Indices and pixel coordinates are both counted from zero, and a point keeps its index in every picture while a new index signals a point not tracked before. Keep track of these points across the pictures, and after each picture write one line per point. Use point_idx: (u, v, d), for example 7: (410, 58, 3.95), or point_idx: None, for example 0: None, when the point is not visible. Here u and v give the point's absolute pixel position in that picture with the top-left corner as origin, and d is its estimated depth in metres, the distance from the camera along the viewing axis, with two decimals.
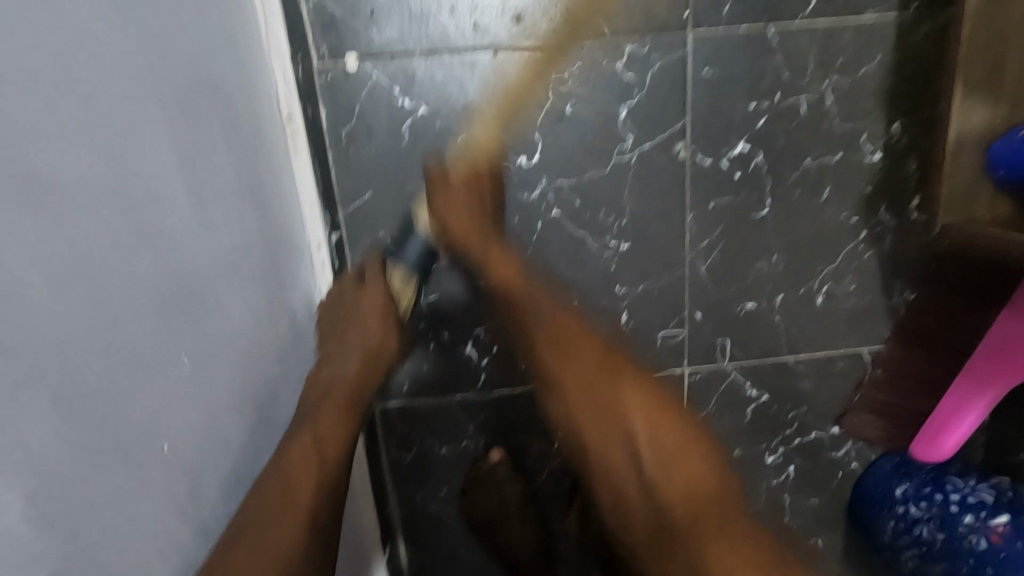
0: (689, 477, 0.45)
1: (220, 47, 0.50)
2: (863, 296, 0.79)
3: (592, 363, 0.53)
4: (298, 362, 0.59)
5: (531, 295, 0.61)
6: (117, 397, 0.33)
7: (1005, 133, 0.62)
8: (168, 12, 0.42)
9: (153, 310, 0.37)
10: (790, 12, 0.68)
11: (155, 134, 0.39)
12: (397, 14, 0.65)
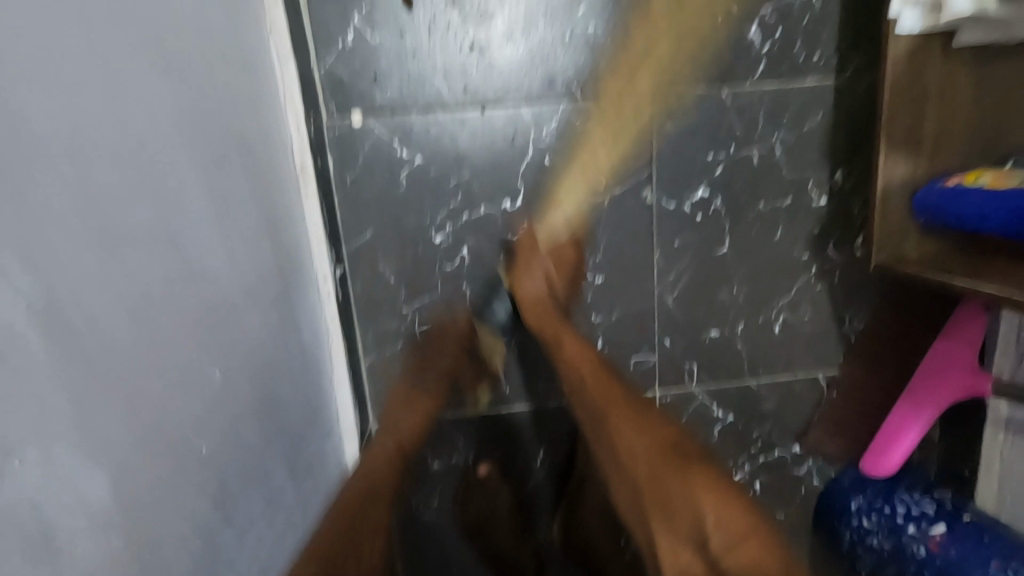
0: (744, 547, 0.56)
1: (245, 108, 0.58)
2: (816, 325, 0.87)
3: (656, 453, 0.64)
4: (303, 386, 0.66)
5: (615, 393, 0.70)
6: (171, 409, 0.40)
7: (925, 183, 0.71)
8: (206, 81, 0.50)
9: (195, 333, 0.44)
10: (741, 76, 0.77)
11: (197, 184, 0.46)
12: (396, 77, 0.74)
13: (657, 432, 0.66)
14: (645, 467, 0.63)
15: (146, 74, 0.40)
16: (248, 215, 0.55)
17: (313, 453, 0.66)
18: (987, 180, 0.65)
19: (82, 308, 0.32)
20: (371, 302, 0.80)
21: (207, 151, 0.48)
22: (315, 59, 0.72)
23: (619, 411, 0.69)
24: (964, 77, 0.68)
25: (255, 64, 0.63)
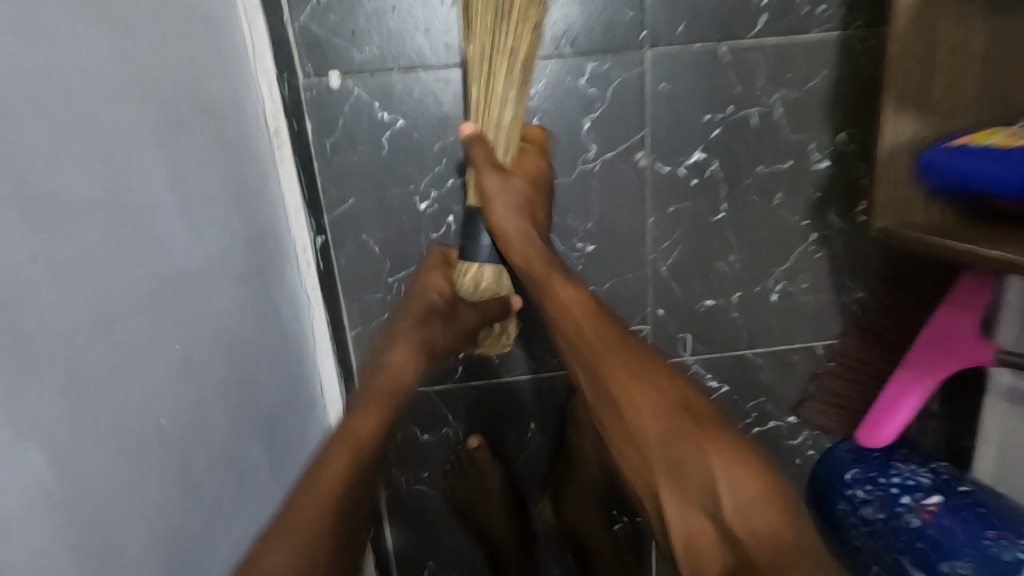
0: (759, 521, 0.47)
1: (207, 66, 0.54)
2: (816, 294, 0.84)
3: (660, 400, 0.52)
4: (281, 361, 0.63)
5: (606, 330, 0.56)
6: (117, 386, 0.38)
7: (933, 143, 0.67)
8: (156, 38, 0.46)
9: (143, 307, 0.41)
10: (741, 30, 0.73)
11: (142, 148, 0.43)
12: (375, 34, 0.70)
13: (667, 392, 0.53)
14: (644, 415, 0.52)
15: (74, 28, 0.37)
16: (207, 181, 0.52)
17: (292, 429, 0.64)
18: (998, 139, 0.62)
19: (0, 280, 0.30)
20: (356, 272, 0.78)
21: (152, 111, 0.45)
22: (289, 15, 0.68)
23: (612, 358, 0.55)
24: (975, 28, 0.64)
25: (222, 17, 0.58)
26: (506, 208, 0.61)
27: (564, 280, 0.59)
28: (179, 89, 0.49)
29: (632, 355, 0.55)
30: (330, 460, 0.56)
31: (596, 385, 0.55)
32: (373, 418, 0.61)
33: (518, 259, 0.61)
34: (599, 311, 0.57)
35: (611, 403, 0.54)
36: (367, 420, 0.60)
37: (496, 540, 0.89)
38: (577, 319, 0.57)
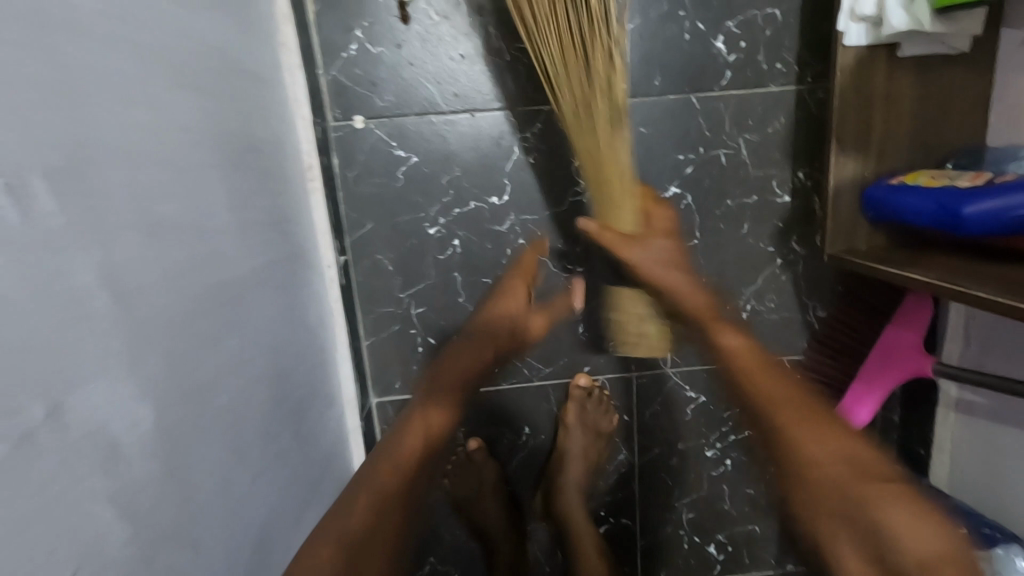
0: (932, 550, 0.46)
1: (250, 111, 0.64)
2: (781, 313, 0.94)
3: (834, 435, 0.54)
4: (305, 361, 0.73)
5: (776, 374, 0.59)
6: (200, 366, 0.48)
7: (873, 181, 0.78)
8: (222, 94, 0.58)
9: (210, 308, 0.51)
10: (709, 83, 0.85)
11: (211, 181, 0.54)
12: (394, 84, 0.82)
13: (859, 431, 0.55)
14: (832, 445, 0.53)
15: (170, 91, 0.49)
16: (251, 206, 0.62)
17: (312, 423, 0.73)
18: (923, 179, 0.71)
19: (132, 279, 0.41)
20: (372, 288, 0.89)
21: (212, 149, 0.55)
22: (321, 69, 0.80)
23: (811, 399, 0.57)
24: (905, 83, 0.75)
25: (269, 72, 0.70)
26: (668, 245, 0.72)
27: (714, 326, 0.65)
28: (231, 131, 0.59)
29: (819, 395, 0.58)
30: (393, 450, 0.57)
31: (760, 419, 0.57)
32: (438, 425, 0.62)
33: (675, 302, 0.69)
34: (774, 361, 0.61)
35: (826, 422, 0.55)
36: (430, 420, 0.61)
37: (492, 535, 0.98)
38: (787, 374, 0.60)
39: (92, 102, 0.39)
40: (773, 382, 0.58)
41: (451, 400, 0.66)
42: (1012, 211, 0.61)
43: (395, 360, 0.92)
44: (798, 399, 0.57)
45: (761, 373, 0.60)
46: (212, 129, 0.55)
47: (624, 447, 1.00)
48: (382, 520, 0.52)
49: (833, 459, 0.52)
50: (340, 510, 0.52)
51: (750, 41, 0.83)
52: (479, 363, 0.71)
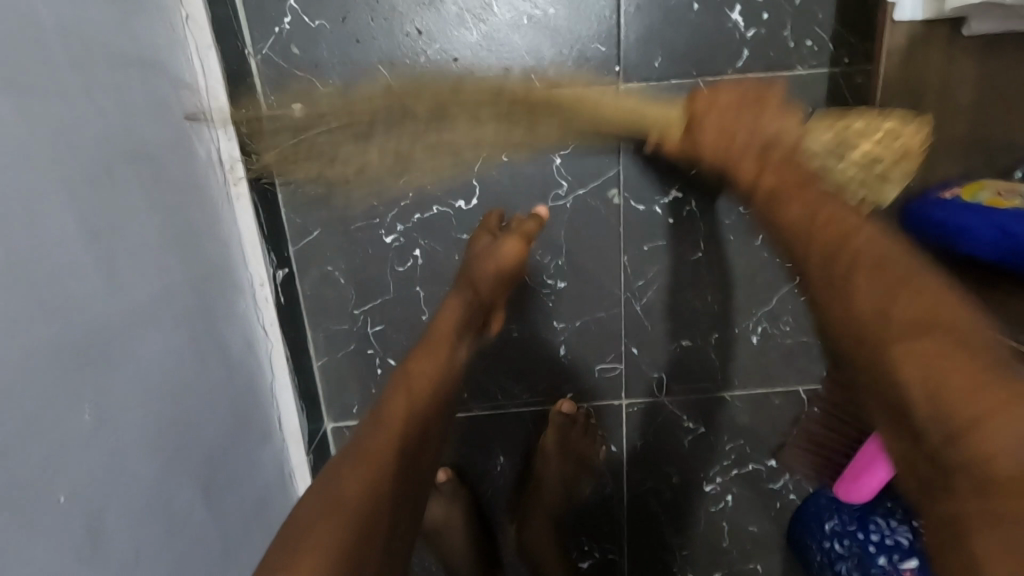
0: (1009, 469, 0.33)
1: (145, 103, 0.52)
2: (797, 336, 0.81)
3: (910, 342, 0.38)
4: (230, 390, 0.64)
5: (851, 271, 0.42)
6: (14, 463, 0.37)
7: (920, 194, 0.61)
8: (83, 95, 0.45)
9: (52, 374, 0.40)
10: (721, 65, 0.69)
11: (57, 209, 0.42)
12: (338, 66, 0.68)
13: (942, 324, 0.38)
14: (894, 357, 0.38)
15: None
16: (141, 226, 0.51)
17: (240, 459, 0.64)
18: (988, 197, 0.57)
19: None
20: (321, 303, 0.77)
21: (67, 164, 0.43)
22: (251, 47, 0.67)
23: (879, 301, 0.40)
24: (967, 72, 0.60)
25: (168, 59, 0.57)
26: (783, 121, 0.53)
27: (806, 195, 0.47)
28: (104, 135, 0.47)
29: (906, 284, 0.40)
30: (388, 405, 0.54)
31: (840, 341, 0.41)
32: (426, 371, 0.60)
33: (754, 175, 0.52)
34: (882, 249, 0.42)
35: (838, 262, 0.43)
36: (421, 368, 0.60)
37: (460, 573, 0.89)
38: (872, 266, 0.41)
39: None
40: (847, 270, 0.42)
41: (446, 343, 0.63)
42: None
43: (350, 384, 0.81)
44: (861, 303, 0.40)
45: (833, 280, 0.42)
46: (68, 139, 0.43)
47: (612, 478, 0.89)
48: (397, 453, 0.50)
49: (906, 375, 0.37)
50: (365, 441, 0.50)
51: (774, 13, 0.67)
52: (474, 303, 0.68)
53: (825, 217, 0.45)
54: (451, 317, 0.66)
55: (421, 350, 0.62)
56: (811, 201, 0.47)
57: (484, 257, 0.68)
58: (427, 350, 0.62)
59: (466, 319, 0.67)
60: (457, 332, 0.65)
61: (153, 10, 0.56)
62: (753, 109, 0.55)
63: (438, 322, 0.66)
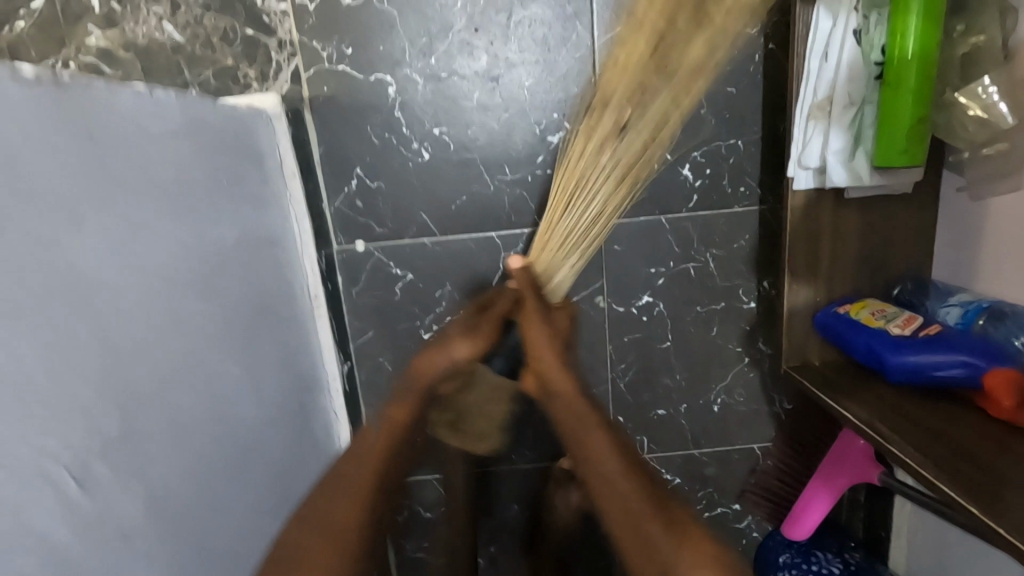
0: None
1: (254, 263, 0.76)
2: (750, 405, 1.02)
3: (667, 526, 0.52)
4: (313, 466, 0.86)
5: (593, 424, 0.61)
6: (202, 529, 0.61)
7: (824, 305, 0.85)
8: (236, 281, 0.71)
9: (201, 458, 0.61)
10: (677, 205, 0.92)
11: (223, 356, 0.66)
12: (390, 212, 0.91)
13: (677, 518, 0.53)
14: (631, 544, 0.53)
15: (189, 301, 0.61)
16: (260, 356, 0.75)
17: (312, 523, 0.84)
18: (865, 315, 0.78)
19: (150, 487, 0.54)
20: (374, 388, 0.97)
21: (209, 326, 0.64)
22: (326, 202, 0.90)
23: (623, 480, 0.56)
24: (854, 221, 0.82)
25: (283, 233, 0.84)
26: (563, 394, 0.65)
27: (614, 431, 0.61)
28: (230, 292, 0.69)
29: (663, 511, 0.54)
30: (366, 444, 0.66)
31: (609, 514, 0.56)
32: (404, 406, 0.69)
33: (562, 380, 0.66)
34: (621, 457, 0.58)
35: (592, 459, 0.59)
36: (399, 415, 0.68)
37: None
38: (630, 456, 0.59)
39: (129, 361, 0.52)
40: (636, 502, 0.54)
41: (429, 371, 0.69)
42: (938, 368, 0.69)
43: None
44: (622, 487, 0.56)
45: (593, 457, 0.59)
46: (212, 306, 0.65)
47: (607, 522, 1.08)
48: (367, 499, 0.61)
49: (644, 528, 0.53)
50: (337, 472, 0.63)
51: (714, 169, 0.91)
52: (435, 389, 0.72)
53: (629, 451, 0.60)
54: (407, 400, 0.70)
55: (396, 395, 0.69)
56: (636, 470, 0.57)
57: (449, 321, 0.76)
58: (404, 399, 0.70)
59: (428, 394, 0.71)
60: (415, 403, 0.70)
61: (275, 202, 0.82)
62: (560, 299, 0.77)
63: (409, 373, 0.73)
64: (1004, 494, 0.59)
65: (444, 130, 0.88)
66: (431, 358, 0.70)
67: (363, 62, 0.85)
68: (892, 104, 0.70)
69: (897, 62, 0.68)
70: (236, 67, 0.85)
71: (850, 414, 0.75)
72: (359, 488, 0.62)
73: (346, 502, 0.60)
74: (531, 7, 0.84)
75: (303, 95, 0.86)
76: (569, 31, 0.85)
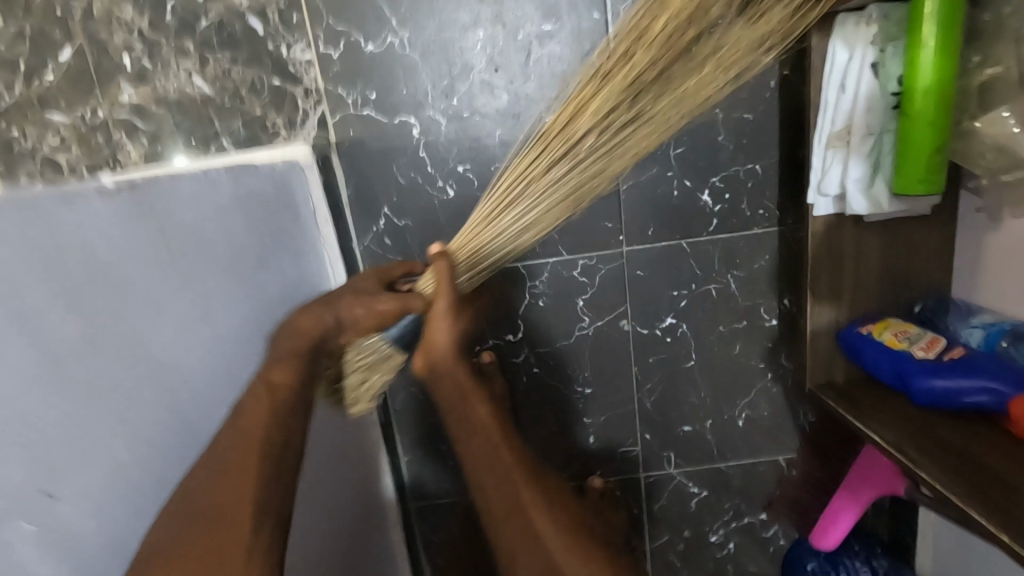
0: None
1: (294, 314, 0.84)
2: (774, 418, 1.05)
3: (539, 527, 0.62)
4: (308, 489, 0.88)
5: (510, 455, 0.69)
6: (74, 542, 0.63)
7: (846, 325, 0.87)
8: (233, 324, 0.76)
9: (170, 485, 0.70)
10: (697, 230, 0.94)
11: (201, 391, 0.72)
12: (418, 249, 0.94)
13: (567, 524, 0.63)
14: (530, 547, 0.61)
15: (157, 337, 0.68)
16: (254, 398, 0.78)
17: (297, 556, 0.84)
18: (888, 336, 0.80)
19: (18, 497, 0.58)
20: None
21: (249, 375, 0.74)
22: (357, 241, 0.93)
23: (531, 515, 0.63)
24: (874, 244, 0.84)
25: (317, 285, 0.88)
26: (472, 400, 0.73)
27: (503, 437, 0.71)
28: (261, 340, 0.79)
29: (534, 508, 0.64)
30: (248, 413, 0.64)
31: (504, 520, 0.65)
32: (286, 380, 0.68)
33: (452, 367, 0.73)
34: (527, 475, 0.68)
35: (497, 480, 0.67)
36: (281, 377, 0.68)
37: None
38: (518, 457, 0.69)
39: (56, 366, 0.60)
40: (527, 512, 0.64)
41: (304, 338, 0.72)
42: (963, 394, 0.71)
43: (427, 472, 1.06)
44: (519, 504, 0.65)
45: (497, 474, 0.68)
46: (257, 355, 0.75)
47: (637, 535, 1.11)
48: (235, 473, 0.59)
49: (522, 532, 0.63)
50: (229, 459, 0.60)
51: (733, 194, 0.93)
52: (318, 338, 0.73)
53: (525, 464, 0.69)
54: (291, 357, 0.70)
55: (275, 360, 0.69)
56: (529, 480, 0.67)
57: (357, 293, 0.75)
58: (288, 344, 0.71)
59: (308, 356, 0.72)
60: (302, 365, 0.70)
61: (310, 253, 0.86)
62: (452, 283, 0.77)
63: (295, 322, 0.73)
64: (1023, 514, 0.62)
65: (469, 168, 0.90)
66: (322, 317, 0.73)
67: (388, 106, 0.88)
68: (910, 136, 0.71)
69: (913, 97, 0.70)
70: (264, 116, 0.88)
71: (876, 436, 0.78)
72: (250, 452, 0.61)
73: (249, 478, 0.58)
74: (547, 46, 0.86)
75: (330, 140, 0.89)
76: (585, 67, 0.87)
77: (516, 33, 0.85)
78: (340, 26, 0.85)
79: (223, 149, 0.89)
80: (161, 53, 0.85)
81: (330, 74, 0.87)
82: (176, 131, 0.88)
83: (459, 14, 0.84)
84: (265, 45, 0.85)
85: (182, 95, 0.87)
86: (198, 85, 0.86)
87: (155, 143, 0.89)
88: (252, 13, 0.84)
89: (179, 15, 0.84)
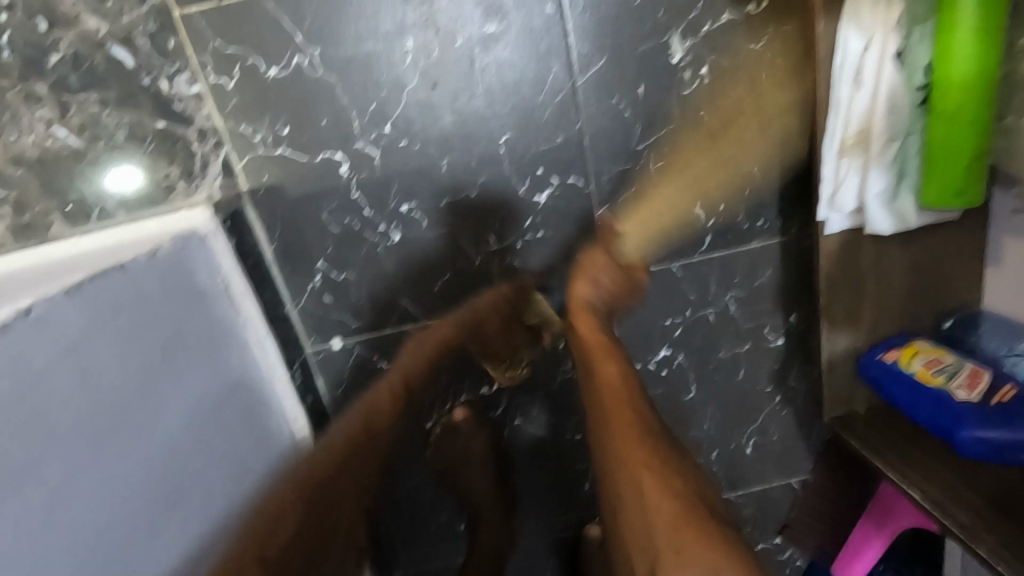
0: (674, 538, 0.52)
1: (208, 439, 0.61)
2: (784, 442, 0.95)
3: (645, 466, 0.58)
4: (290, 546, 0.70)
5: (636, 440, 0.60)
6: None
7: (868, 349, 0.76)
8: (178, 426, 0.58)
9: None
10: (689, 251, 0.82)
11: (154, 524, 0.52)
12: (364, 307, 0.79)
13: (681, 496, 0.55)
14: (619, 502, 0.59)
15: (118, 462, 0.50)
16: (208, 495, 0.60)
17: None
18: (919, 369, 0.70)
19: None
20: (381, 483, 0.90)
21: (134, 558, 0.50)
22: (290, 303, 0.78)
23: (653, 492, 0.56)
24: (895, 258, 0.72)
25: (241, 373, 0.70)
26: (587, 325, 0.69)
27: (617, 372, 0.66)
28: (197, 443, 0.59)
29: (664, 467, 0.58)
30: (377, 390, 0.72)
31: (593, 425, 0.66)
32: (416, 380, 0.74)
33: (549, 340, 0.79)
34: (630, 404, 0.63)
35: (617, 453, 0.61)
36: (414, 351, 0.75)
37: None
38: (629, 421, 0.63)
39: None
40: (625, 446, 0.60)
41: (457, 328, 0.75)
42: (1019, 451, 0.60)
43: (411, 537, 0.94)
44: (627, 456, 0.59)
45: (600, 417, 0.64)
46: (140, 534, 0.50)
47: None
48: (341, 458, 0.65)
49: (633, 463, 0.58)
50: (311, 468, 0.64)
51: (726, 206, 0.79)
52: (453, 331, 0.75)
53: (608, 352, 0.67)
54: (423, 345, 0.75)
55: (410, 353, 0.75)
56: (638, 414, 0.62)
57: (491, 301, 0.76)
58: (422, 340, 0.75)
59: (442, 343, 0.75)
60: (431, 355, 0.75)
61: (226, 336, 0.69)
62: (511, 312, 0.76)
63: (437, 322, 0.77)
64: None
65: (414, 206, 0.75)
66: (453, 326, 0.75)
67: (306, 142, 0.72)
68: (948, 144, 0.58)
69: (946, 94, 0.57)
70: (154, 168, 0.71)
71: (915, 493, 0.67)
72: (327, 469, 0.64)
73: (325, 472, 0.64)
74: (493, 52, 0.70)
75: (241, 188, 0.73)
76: (542, 73, 0.72)
77: (452, 38, 0.69)
78: (230, 49, 0.67)
79: (109, 212, 0.71)
80: (7, 102, 0.67)
81: (228, 111, 0.70)
82: (45, 194, 0.70)
83: (381, 22, 0.68)
84: (139, 79, 0.68)
85: (45, 151, 0.69)
86: (62, 136, 0.68)
87: (19, 211, 0.70)
88: (115, 40, 0.66)
89: (19, 50, 0.65)
